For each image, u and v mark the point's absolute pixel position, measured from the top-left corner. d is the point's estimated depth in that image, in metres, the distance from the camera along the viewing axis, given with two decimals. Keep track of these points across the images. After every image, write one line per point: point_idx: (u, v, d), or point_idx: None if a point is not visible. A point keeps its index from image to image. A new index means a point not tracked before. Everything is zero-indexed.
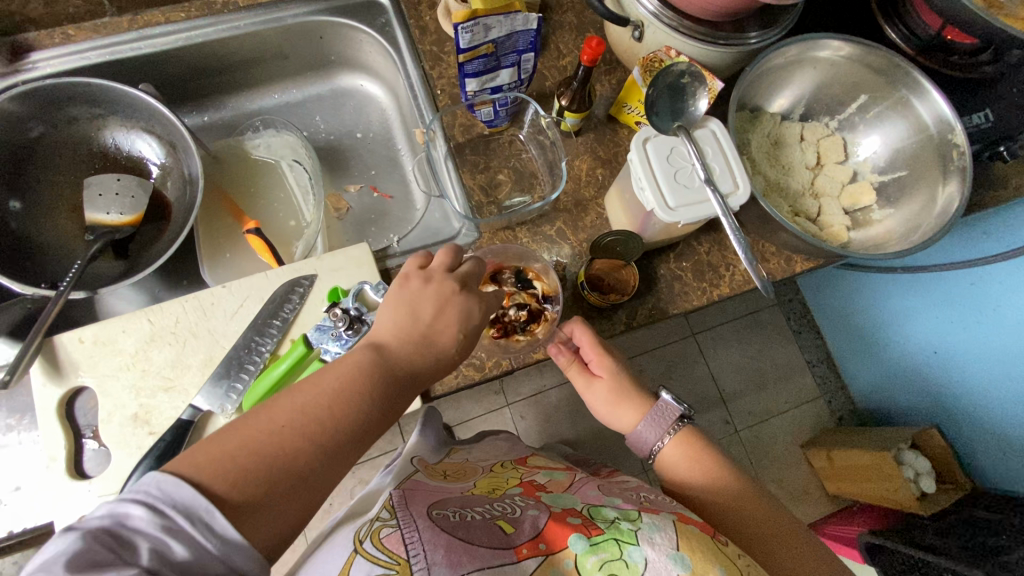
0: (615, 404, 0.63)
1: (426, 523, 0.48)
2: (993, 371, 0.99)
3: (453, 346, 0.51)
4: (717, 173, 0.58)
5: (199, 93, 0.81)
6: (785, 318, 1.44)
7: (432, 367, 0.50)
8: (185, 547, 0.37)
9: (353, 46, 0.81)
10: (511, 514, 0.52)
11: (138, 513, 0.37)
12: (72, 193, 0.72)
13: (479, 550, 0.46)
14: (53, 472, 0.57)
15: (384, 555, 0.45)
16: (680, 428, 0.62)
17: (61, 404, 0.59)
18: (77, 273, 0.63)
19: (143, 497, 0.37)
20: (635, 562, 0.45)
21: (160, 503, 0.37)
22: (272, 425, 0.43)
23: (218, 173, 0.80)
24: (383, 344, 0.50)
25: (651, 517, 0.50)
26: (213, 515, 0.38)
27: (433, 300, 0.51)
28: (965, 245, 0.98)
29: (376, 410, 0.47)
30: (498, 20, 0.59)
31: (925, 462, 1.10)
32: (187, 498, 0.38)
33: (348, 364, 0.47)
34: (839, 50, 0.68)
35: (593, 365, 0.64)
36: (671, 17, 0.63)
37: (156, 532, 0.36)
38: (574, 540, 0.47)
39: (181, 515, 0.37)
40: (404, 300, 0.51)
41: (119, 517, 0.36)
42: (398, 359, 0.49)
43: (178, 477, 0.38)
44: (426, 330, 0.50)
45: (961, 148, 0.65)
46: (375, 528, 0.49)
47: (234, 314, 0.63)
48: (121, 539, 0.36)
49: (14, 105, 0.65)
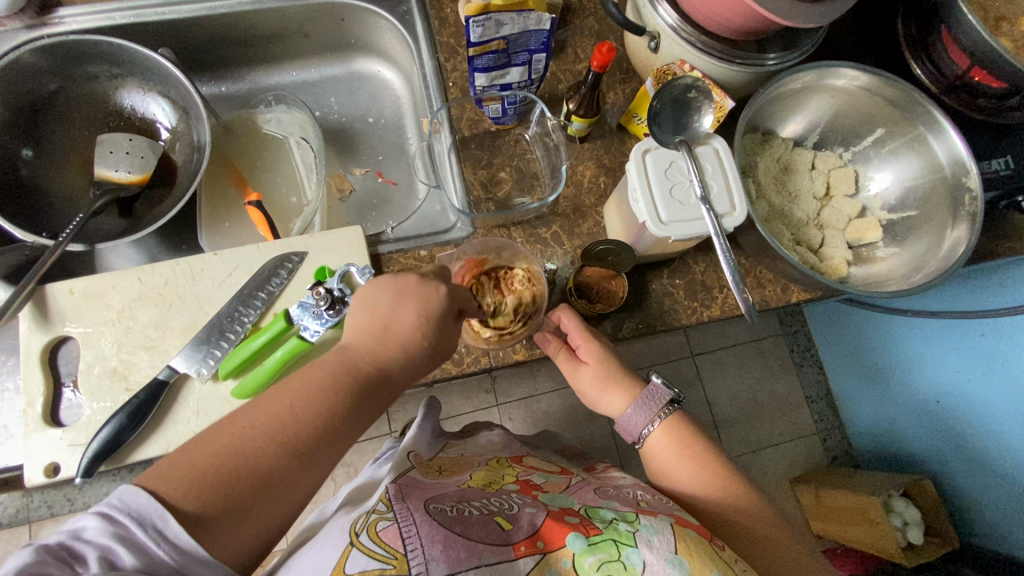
0: (603, 387, 0.62)
1: (423, 518, 0.46)
2: (996, 427, 0.96)
3: (416, 338, 0.50)
4: (715, 192, 0.57)
5: (218, 62, 0.83)
6: (787, 349, 1.41)
7: (399, 361, 0.50)
8: (134, 556, 0.37)
9: (373, 31, 0.81)
10: (509, 510, 0.49)
11: (92, 525, 0.37)
12: (84, 148, 0.74)
13: (477, 546, 0.44)
14: (29, 417, 0.58)
15: (381, 548, 0.42)
16: (669, 413, 0.60)
17: (45, 350, 0.60)
18: (78, 226, 0.64)
19: (101, 508, 0.38)
20: (633, 564, 0.43)
21: (115, 513, 0.38)
22: (241, 425, 0.43)
23: (227, 143, 0.81)
24: (348, 345, 0.50)
25: (649, 519, 0.48)
26: (167, 523, 0.38)
27: (390, 292, 0.51)
28: (975, 296, 0.95)
29: (344, 414, 0.46)
30: (511, 17, 0.58)
31: (915, 512, 1.06)
32: (139, 506, 0.38)
33: (316, 369, 0.48)
34: (855, 80, 0.66)
35: (579, 350, 0.63)
36: (688, 32, 0.62)
37: (107, 540, 0.37)
38: (573, 538, 0.45)
39: (135, 524, 0.38)
40: (369, 301, 0.52)
41: (74, 530, 0.37)
42: (362, 355, 0.49)
43: (138, 486, 0.39)
44: (390, 330, 0.50)
45: (973, 192, 0.63)
46: (371, 521, 0.46)
47: (222, 282, 0.64)
48: (72, 553, 0.37)
49: (35, 57, 0.67)
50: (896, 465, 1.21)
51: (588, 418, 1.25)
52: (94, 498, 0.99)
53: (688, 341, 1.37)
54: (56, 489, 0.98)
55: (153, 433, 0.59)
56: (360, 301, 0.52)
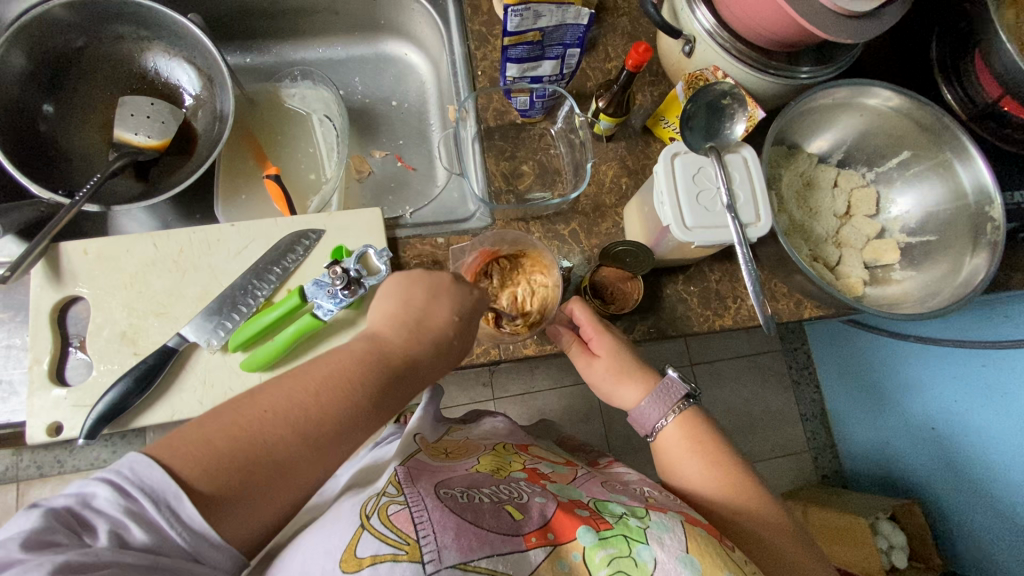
0: (616, 381, 0.61)
1: (434, 504, 0.45)
2: (990, 458, 0.96)
3: (446, 329, 0.50)
4: (741, 202, 0.57)
5: (245, 33, 0.82)
6: (786, 365, 1.41)
7: (429, 352, 0.49)
8: (144, 531, 0.37)
9: (403, 14, 0.81)
10: (518, 499, 0.49)
11: (103, 494, 0.37)
12: (105, 109, 0.73)
13: (488, 535, 0.43)
14: (35, 373, 0.58)
15: (393, 534, 0.42)
16: (685, 407, 0.60)
17: (54, 308, 0.60)
18: (94, 187, 0.63)
19: (110, 476, 0.38)
20: (644, 561, 0.44)
21: (126, 486, 0.37)
22: (255, 410, 0.41)
23: (249, 115, 0.80)
24: (377, 334, 0.48)
25: (660, 515, 0.48)
26: (179, 502, 0.37)
27: (426, 290, 0.50)
28: (981, 326, 0.95)
29: (371, 402, 0.45)
30: (549, 10, 0.58)
31: (901, 537, 1.06)
32: (151, 483, 0.37)
33: (344, 354, 0.46)
34: (888, 100, 0.66)
35: (593, 343, 0.62)
36: (726, 38, 0.61)
37: (117, 514, 0.36)
38: (583, 532, 0.45)
39: (146, 498, 0.37)
40: (401, 291, 0.50)
41: (83, 497, 0.37)
42: (391, 349, 0.47)
43: (151, 459, 0.38)
44: (422, 323, 0.49)
45: (996, 221, 0.63)
46: (382, 504, 0.45)
47: (237, 254, 0.63)
48: (81, 520, 0.36)
49: (65, 12, 0.66)
50: (888, 487, 1.21)
51: (583, 418, 1.26)
52: (87, 460, 0.99)
53: (689, 350, 1.37)
54: (48, 449, 0.98)
55: (159, 400, 0.58)
56: (393, 288, 0.51)
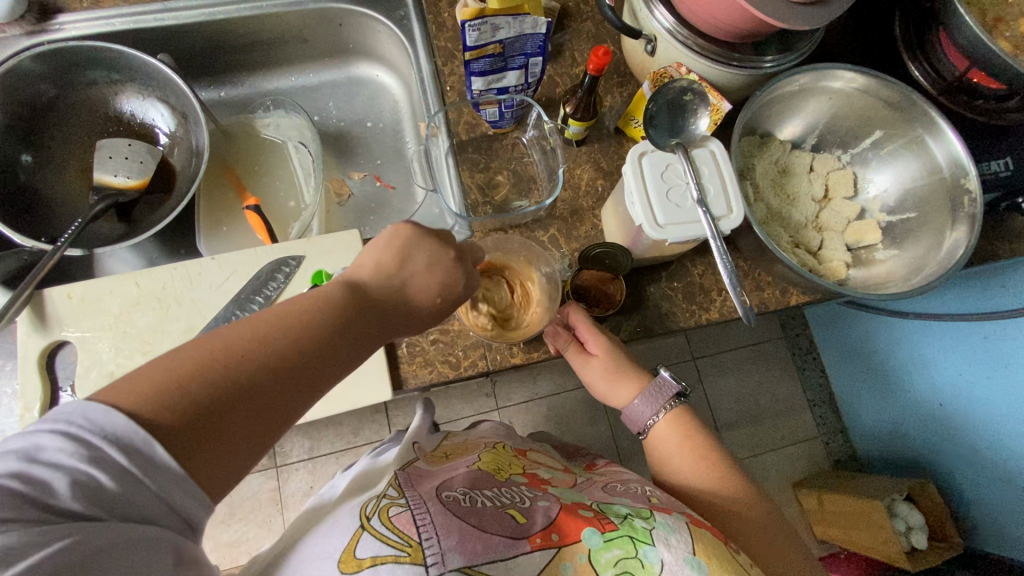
0: (614, 380, 0.61)
1: (437, 508, 0.45)
2: (1003, 430, 0.94)
3: (428, 306, 0.49)
4: (711, 195, 0.57)
5: (217, 68, 0.83)
6: (789, 351, 1.40)
7: (404, 315, 0.49)
8: (112, 478, 0.33)
9: (371, 36, 0.82)
10: (522, 503, 0.49)
11: (52, 445, 0.32)
12: (83, 154, 0.74)
13: (492, 538, 0.43)
14: (28, 421, 0.58)
15: (394, 535, 0.42)
16: (675, 407, 0.60)
17: (42, 355, 0.60)
18: (76, 230, 0.64)
19: (60, 427, 0.33)
20: (650, 563, 0.43)
21: (84, 434, 0.33)
22: (211, 347, 0.39)
23: (226, 148, 0.81)
24: (358, 282, 0.47)
25: (665, 516, 0.48)
26: (151, 448, 0.34)
27: (426, 253, 0.49)
28: (976, 299, 0.95)
29: (341, 336, 0.44)
30: (507, 22, 0.59)
31: (919, 516, 1.05)
32: (112, 427, 0.33)
33: (320, 295, 0.44)
34: (852, 81, 0.66)
35: (589, 343, 0.62)
36: (686, 35, 0.62)
37: (77, 464, 0.32)
38: (589, 534, 0.45)
39: (111, 447, 0.33)
40: (398, 245, 0.49)
41: (29, 452, 0.32)
42: (374, 297, 0.47)
43: (109, 406, 0.34)
44: (405, 275, 0.49)
45: (972, 193, 0.63)
46: (382, 506, 0.45)
47: (219, 288, 0.64)
48: (29, 478, 0.32)
49: (35, 63, 0.67)
50: (902, 465, 1.19)
51: (589, 421, 1.25)
52: None
53: (690, 344, 1.37)
54: None
55: None
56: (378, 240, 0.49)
